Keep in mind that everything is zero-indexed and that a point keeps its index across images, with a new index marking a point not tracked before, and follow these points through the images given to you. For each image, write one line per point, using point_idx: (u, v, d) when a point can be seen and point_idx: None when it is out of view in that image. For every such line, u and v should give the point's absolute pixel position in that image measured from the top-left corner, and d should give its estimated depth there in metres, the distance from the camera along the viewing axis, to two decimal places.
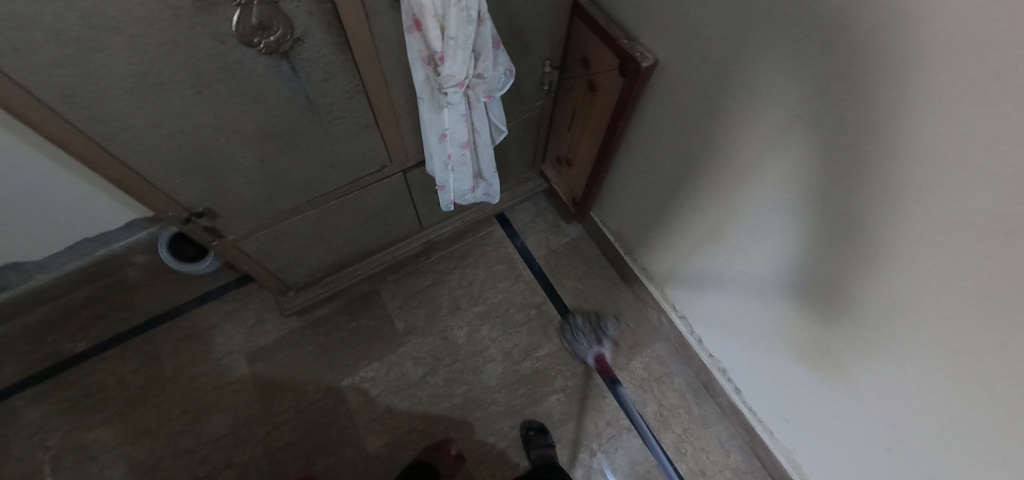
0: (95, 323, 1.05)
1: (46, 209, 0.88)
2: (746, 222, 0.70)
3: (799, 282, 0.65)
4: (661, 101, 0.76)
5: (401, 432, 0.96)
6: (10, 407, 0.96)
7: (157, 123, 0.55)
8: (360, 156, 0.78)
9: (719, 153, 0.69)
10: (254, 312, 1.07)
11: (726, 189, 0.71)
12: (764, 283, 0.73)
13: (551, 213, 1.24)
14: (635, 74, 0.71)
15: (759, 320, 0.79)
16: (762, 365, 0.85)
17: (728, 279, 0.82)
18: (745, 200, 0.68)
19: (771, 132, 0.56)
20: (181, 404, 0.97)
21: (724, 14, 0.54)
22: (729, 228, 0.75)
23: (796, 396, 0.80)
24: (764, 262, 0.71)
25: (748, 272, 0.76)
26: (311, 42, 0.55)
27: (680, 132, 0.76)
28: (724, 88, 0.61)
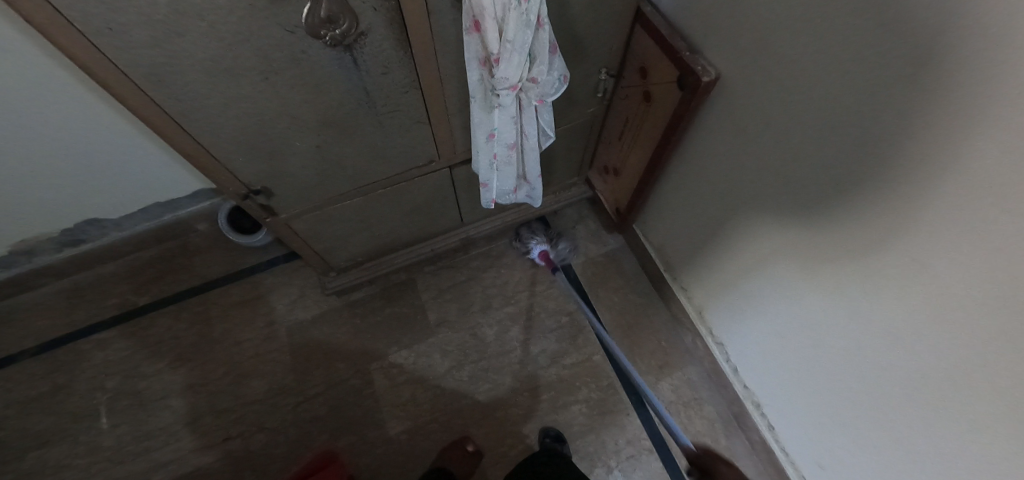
0: (157, 280, 1.14)
1: (122, 173, 0.96)
2: (790, 250, 0.68)
3: (843, 318, 0.62)
4: (719, 119, 0.73)
5: (422, 421, 0.98)
6: (79, 348, 1.07)
7: (227, 105, 0.58)
8: (410, 150, 0.80)
9: (775, 175, 0.65)
10: (297, 287, 1.12)
11: (772, 215, 0.69)
12: (805, 316, 0.70)
13: (592, 221, 1.21)
14: (694, 88, 0.68)
15: (801, 355, 0.75)
16: (798, 405, 0.80)
17: (772, 308, 0.78)
18: (799, 227, 0.64)
19: (829, 162, 0.55)
20: (224, 365, 1.04)
21: (796, 28, 0.51)
22: (771, 256, 0.73)
23: (828, 440, 0.75)
24: (813, 295, 0.67)
25: (788, 302, 0.73)
26: (373, 37, 0.57)
27: (733, 151, 0.73)
28: (782, 112, 0.59)
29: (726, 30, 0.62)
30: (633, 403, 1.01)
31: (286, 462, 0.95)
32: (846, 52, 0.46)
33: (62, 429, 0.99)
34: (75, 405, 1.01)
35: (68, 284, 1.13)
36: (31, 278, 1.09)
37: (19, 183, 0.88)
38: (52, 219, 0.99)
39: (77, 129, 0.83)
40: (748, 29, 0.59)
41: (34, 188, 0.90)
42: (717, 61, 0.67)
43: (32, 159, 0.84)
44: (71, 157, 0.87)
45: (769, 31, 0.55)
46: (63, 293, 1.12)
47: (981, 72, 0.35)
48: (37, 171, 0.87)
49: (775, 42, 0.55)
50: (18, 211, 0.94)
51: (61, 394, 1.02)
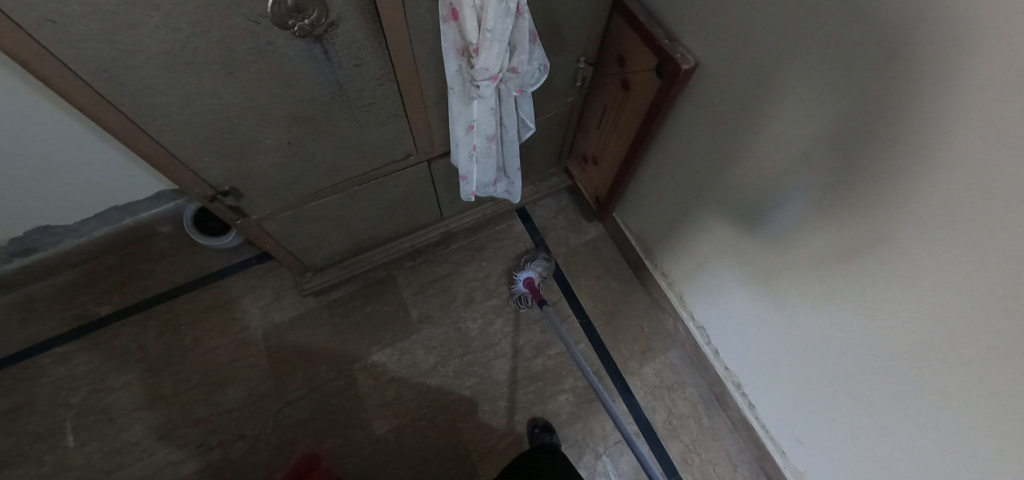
0: (119, 288, 1.07)
1: (72, 176, 0.89)
2: (766, 234, 0.70)
3: (818, 297, 0.65)
4: (697, 106, 0.74)
5: (410, 419, 0.97)
6: (36, 364, 1.00)
7: (188, 101, 0.54)
8: (387, 144, 0.77)
9: (749, 159, 0.67)
10: (272, 289, 1.08)
11: (748, 199, 0.71)
12: (781, 297, 0.73)
13: (573, 210, 1.21)
14: (673, 75, 0.68)
15: (776, 332, 0.78)
16: (775, 381, 0.83)
17: (747, 288, 0.81)
18: (772, 209, 0.67)
19: (804, 146, 0.56)
20: (197, 374, 0.99)
21: (769, 14, 0.52)
22: (749, 240, 0.75)
23: (805, 413, 0.79)
24: (785, 274, 0.70)
25: (764, 283, 0.76)
26: (345, 27, 0.54)
27: (709, 136, 0.74)
28: (757, 98, 0.60)
29: (702, 17, 0.63)
30: (617, 389, 1.03)
31: (270, 469, 0.93)
32: (821, 40, 0.47)
33: (23, 451, 0.93)
34: (35, 425, 0.95)
35: (18, 297, 1.05)
36: None
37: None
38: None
39: (19, 130, 0.76)
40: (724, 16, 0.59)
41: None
42: (695, 48, 0.67)
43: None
44: (13, 161, 0.80)
45: (744, 18, 0.56)
46: (14, 307, 1.05)
47: (941, 57, 0.37)
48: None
49: (753, 29, 0.55)
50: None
51: (19, 413, 0.96)
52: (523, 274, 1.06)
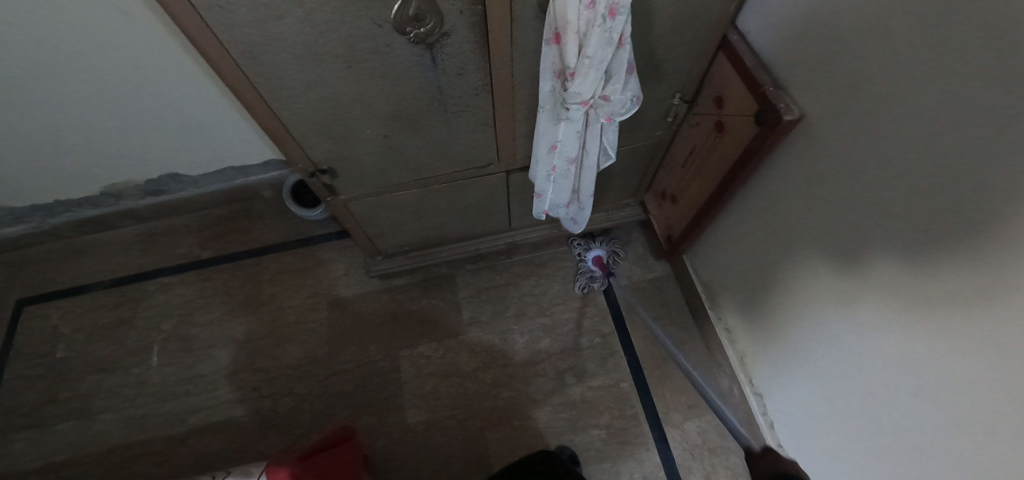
0: (221, 238, 1.22)
1: (191, 130, 1.01)
2: (850, 303, 0.64)
3: (898, 398, 0.58)
4: (795, 162, 0.69)
5: (441, 414, 0.99)
6: (144, 288, 1.16)
7: (310, 88, 0.61)
8: (472, 150, 0.80)
9: (840, 218, 0.62)
10: (344, 265, 1.17)
11: (832, 259, 0.65)
12: (856, 385, 0.66)
13: (641, 245, 1.18)
14: (773, 125, 0.65)
15: (844, 414, 0.70)
16: (835, 471, 0.74)
17: (818, 357, 0.73)
18: (859, 275, 0.61)
19: (909, 225, 0.51)
20: (266, 327, 1.10)
21: (894, 74, 0.48)
22: (830, 317, 0.69)
23: None
24: (864, 350, 0.63)
25: (838, 366, 0.69)
26: (455, 38, 0.58)
27: (799, 189, 0.69)
28: (862, 163, 0.56)
29: (823, 72, 0.59)
30: (654, 438, 0.97)
31: (307, 429, 0.99)
32: (952, 119, 0.43)
33: (120, 360, 1.08)
34: (134, 339, 1.10)
35: (143, 229, 1.24)
36: (115, 219, 1.21)
37: (90, 119, 0.93)
38: (119, 161, 1.06)
39: (173, 90, 0.91)
40: (845, 72, 0.55)
41: (105, 126, 0.95)
42: (803, 100, 0.64)
43: (107, 97, 0.89)
44: (144, 104, 0.92)
45: (864, 77, 0.53)
46: (138, 237, 1.23)
47: None
48: (123, 117, 0.94)
49: (875, 89, 0.51)
50: (89, 147, 1.00)
51: (124, 327, 1.12)
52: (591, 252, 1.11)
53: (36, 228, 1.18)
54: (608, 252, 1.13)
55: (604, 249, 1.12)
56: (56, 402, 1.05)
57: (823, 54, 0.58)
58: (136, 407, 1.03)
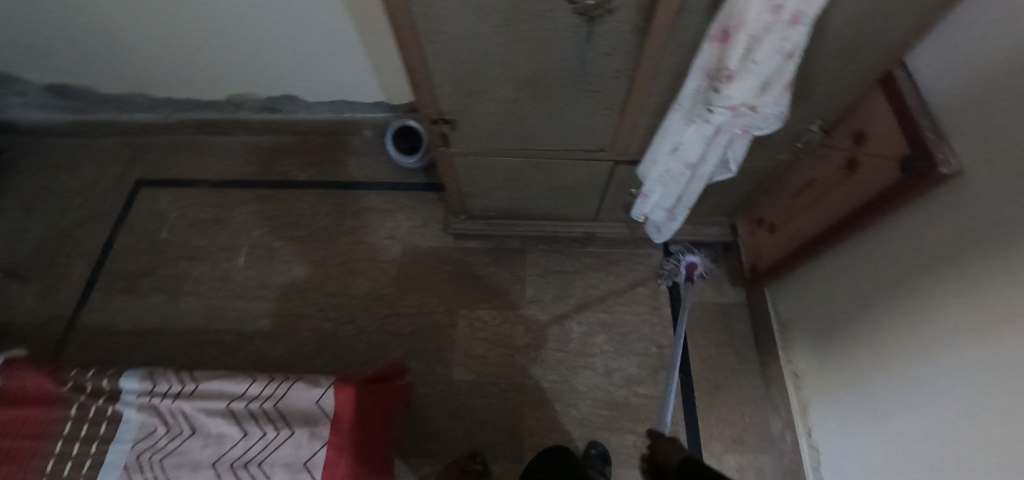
0: (316, 164, 1.28)
1: (313, 58, 1.08)
2: (929, 348, 0.62)
3: (953, 459, 0.56)
4: (930, 216, 0.64)
5: (486, 379, 1.02)
6: (243, 195, 1.26)
7: (461, 39, 0.61)
8: (590, 133, 0.78)
9: (944, 262, 0.60)
10: (423, 216, 1.19)
11: (925, 303, 0.64)
12: (914, 435, 0.64)
13: (720, 267, 1.13)
14: (923, 175, 0.60)
15: (896, 463, 0.67)
16: None
17: (883, 402, 0.71)
18: (946, 320, 0.59)
19: (1003, 270, 0.50)
20: (342, 256, 1.16)
21: None
22: (916, 388, 0.64)
23: None
24: (932, 397, 0.61)
25: (905, 420, 0.66)
26: (617, 16, 0.56)
27: (916, 233, 0.67)
28: (988, 212, 0.54)
29: (996, 127, 0.53)
30: None
31: (361, 359, 1.04)
32: None
33: (212, 253, 1.19)
34: (226, 238, 1.20)
35: (251, 140, 1.33)
36: (230, 126, 1.31)
37: (231, 30, 1.01)
38: (244, 73, 1.14)
39: (316, 20, 0.97)
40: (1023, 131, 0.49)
41: (241, 40, 1.03)
42: (967, 155, 0.58)
43: (251, 14, 0.96)
44: (283, 26, 0.99)
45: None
46: (245, 146, 1.32)
47: None
48: (266, 37, 1.02)
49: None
50: (223, 55, 1.09)
51: (220, 225, 1.22)
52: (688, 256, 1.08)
53: (164, 118, 1.30)
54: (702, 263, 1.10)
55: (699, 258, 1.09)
56: (154, 275, 1.17)
57: (1001, 108, 0.53)
58: (217, 299, 1.13)
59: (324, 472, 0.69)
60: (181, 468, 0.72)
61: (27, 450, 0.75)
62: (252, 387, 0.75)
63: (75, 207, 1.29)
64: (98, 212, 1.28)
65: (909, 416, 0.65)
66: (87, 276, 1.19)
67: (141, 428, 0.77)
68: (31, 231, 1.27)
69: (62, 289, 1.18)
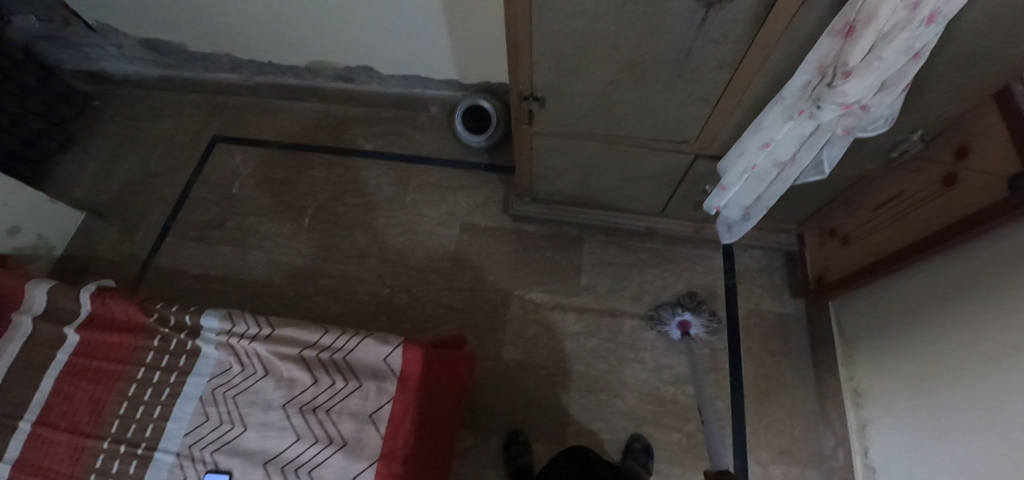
0: (383, 136, 1.32)
1: (395, 32, 1.10)
2: (1003, 363, 0.61)
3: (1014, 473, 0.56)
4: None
5: (534, 361, 1.03)
6: (312, 159, 1.30)
7: (569, 19, 0.60)
8: (678, 123, 0.78)
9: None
10: (484, 195, 1.21)
11: (1005, 318, 0.62)
12: (979, 452, 0.63)
13: (780, 276, 1.11)
14: None
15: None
16: None
17: (951, 419, 0.70)
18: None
19: None
20: (403, 226, 1.19)
21: None
22: (987, 405, 0.63)
23: None
24: (1002, 413, 0.60)
25: (971, 437, 0.65)
26: (737, 5, 0.53)
27: (1007, 249, 0.64)
28: None
29: None
30: (733, 465, 0.95)
31: (415, 326, 1.07)
32: None
33: (280, 212, 1.24)
34: (294, 199, 1.25)
35: (323, 108, 1.38)
36: (304, 93, 1.36)
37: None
38: (326, 41, 1.18)
39: None
40: None
41: (329, 8, 1.06)
42: None
43: None
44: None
45: None
46: (317, 113, 1.37)
47: None
48: (353, 7, 1.05)
49: None
50: (310, 22, 1.12)
51: (289, 186, 1.27)
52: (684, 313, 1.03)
53: (244, 80, 1.36)
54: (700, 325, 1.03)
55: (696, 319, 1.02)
56: (224, 228, 1.23)
57: None
58: (281, 256, 1.18)
59: (388, 427, 0.71)
60: (253, 406, 0.75)
61: (112, 372, 0.81)
62: (323, 338, 0.78)
63: (156, 157, 1.37)
64: (177, 164, 1.35)
65: (976, 433, 0.64)
66: (164, 222, 1.26)
67: (216, 365, 0.79)
68: (117, 175, 1.35)
69: (141, 232, 1.25)
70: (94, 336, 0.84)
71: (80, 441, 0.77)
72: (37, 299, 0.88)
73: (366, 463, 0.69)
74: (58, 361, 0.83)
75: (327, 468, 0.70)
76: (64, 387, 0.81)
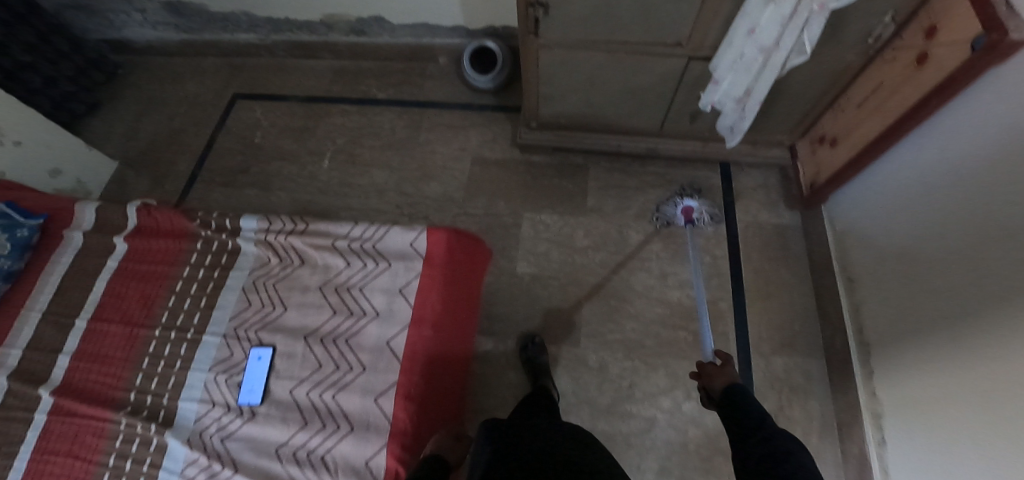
0: (395, 86, 1.40)
1: None
2: (977, 213, 0.68)
3: (991, 302, 0.63)
4: (989, 91, 0.68)
5: (547, 273, 1.10)
6: (329, 109, 1.38)
7: None
8: (670, 23, 0.83)
9: (996, 129, 0.65)
10: (493, 132, 1.29)
11: (977, 171, 0.69)
12: (959, 296, 0.70)
13: (776, 192, 1.18)
14: (992, 47, 0.62)
15: (940, 324, 0.74)
16: (920, 389, 0.77)
17: (932, 275, 0.77)
18: (993, 182, 0.65)
19: None
20: (418, 163, 1.26)
21: None
22: (962, 251, 0.70)
23: (937, 428, 0.72)
24: (975, 256, 0.67)
25: (951, 285, 0.72)
26: None
27: (975, 110, 0.71)
28: None
29: None
30: (737, 358, 1.01)
31: None
32: None
33: (301, 156, 1.31)
34: (314, 144, 1.33)
35: (337, 64, 1.46)
36: (319, 49, 1.44)
37: None
38: None
39: None
40: None
41: None
42: None
43: None
44: None
45: None
46: (332, 69, 1.46)
47: None
48: None
49: None
50: None
51: (308, 132, 1.35)
52: (685, 202, 1.09)
53: (262, 40, 1.45)
54: (700, 209, 1.10)
55: (697, 204, 1.08)
56: (248, 173, 1.31)
57: None
58: (304, 194, 1.25)
59: (416, 298, 0.77)
60: (293, 290, 0.82)
61: (158, 273, 0.88)
62: (354, 229, 0.84)
63: (181, 114, 1.45)
64: (200, 119, 1.43)
65: (955, 279, 0.71)
66: (191, 171, 1.34)
67: (256, 260, 0.86)
68: (144, 133, 1.43)
69: (170, 180, 1.33)
70: (142, 244, 0.91)
71: (133, 331, 0.84)
72: (85, 216, 0.96)
73: (398, 329, 0.75)
74: (109, 267, 0.90)
75: (363, 335, 0.76)
76: (116, 287, 0.88)
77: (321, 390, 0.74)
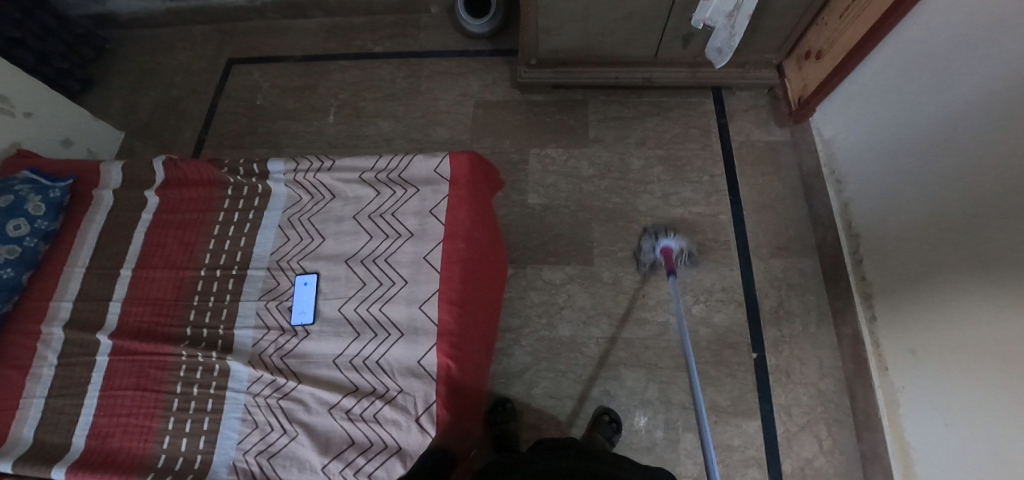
0: (389, 39, 1.41)
1: None
2: (957, 96, 0.75)
3: (975, 171, 0.71)
4: None
5: (557, 202, 1.16)
6: (327, 66, 1.40)
7: None
8: None
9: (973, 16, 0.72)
10: (492, 76, 1.32)
11: (955, 57, 0.75)
12: (943, 173, 0.78)
13: (766, 112, 1.25)
14: None
15: (921, 201, 0.82)
16: (903, 263, 0.86)
17: (913, 159, 0.85)
18: (974, 65, 0.72)
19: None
20: (422, 111, 1.30)
21: None
22: (944, 132, 0.78)
23: (921, 293, 0.82)
24: (957, 133, 0.75)
25: (933, 165, 0.80)
26: None
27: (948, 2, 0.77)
28: None
29: None
30: (738, 262, 1.10)
31: None
32: None
33: (306, 114, 1.34)
34: (316, 101, 1.35)
35: (328, 22, 1.47)
36: (310, 8, 1.44)
37: None
38: None
39: None
40: None
41: None
42: None
43: None
44: None
45: None
46: (325, 27, 1.46)
47: None
48: None
49: None
50: None
51: (309, 91, 1.37)
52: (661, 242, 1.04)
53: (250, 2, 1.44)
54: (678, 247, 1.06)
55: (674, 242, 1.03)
56: (255, 134, 1.33)
57: None
58: (314, 148, 1.28)
59: (447, 216, 0.83)
60: (328, 221, 0.88)
61: (193, 220, 0.93)
62: (380, 161, 0.90)
63: (177, 84, 1.45)
64: (199, 87, 1.44)
65: (937, 159, 0.79)
66: (197, 136, 1.36)
67: (288, 200, 0.92)
68: (143, 104, 1.44)
69: (177, 147, 1.35)
70: (174, 196, 0.95)
71: (179, 274, 0.89)
72: (113, 176, 1.00)
73: (433, 244, 0.81)
74: (145, 220, 0.95)
75: (401, 254, 0.82)
76: (154, 237, 0.92)
77: (367, 305, 0.80)
